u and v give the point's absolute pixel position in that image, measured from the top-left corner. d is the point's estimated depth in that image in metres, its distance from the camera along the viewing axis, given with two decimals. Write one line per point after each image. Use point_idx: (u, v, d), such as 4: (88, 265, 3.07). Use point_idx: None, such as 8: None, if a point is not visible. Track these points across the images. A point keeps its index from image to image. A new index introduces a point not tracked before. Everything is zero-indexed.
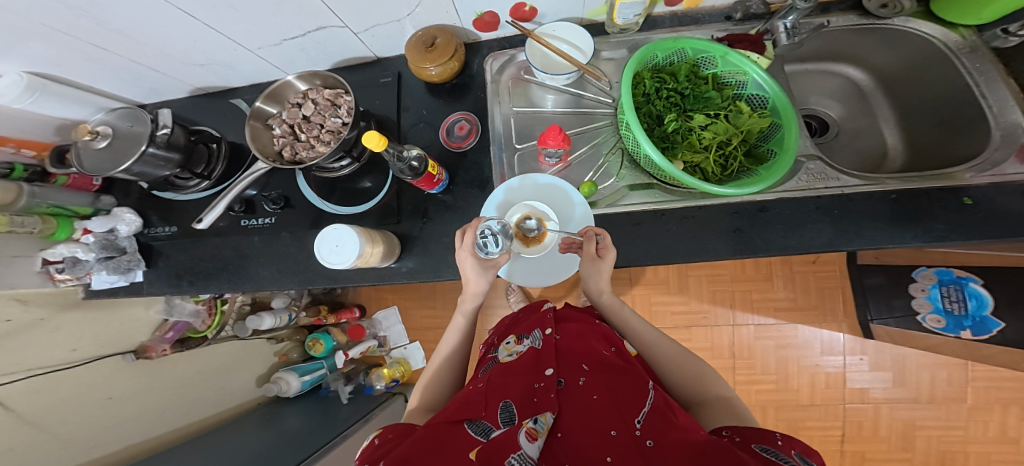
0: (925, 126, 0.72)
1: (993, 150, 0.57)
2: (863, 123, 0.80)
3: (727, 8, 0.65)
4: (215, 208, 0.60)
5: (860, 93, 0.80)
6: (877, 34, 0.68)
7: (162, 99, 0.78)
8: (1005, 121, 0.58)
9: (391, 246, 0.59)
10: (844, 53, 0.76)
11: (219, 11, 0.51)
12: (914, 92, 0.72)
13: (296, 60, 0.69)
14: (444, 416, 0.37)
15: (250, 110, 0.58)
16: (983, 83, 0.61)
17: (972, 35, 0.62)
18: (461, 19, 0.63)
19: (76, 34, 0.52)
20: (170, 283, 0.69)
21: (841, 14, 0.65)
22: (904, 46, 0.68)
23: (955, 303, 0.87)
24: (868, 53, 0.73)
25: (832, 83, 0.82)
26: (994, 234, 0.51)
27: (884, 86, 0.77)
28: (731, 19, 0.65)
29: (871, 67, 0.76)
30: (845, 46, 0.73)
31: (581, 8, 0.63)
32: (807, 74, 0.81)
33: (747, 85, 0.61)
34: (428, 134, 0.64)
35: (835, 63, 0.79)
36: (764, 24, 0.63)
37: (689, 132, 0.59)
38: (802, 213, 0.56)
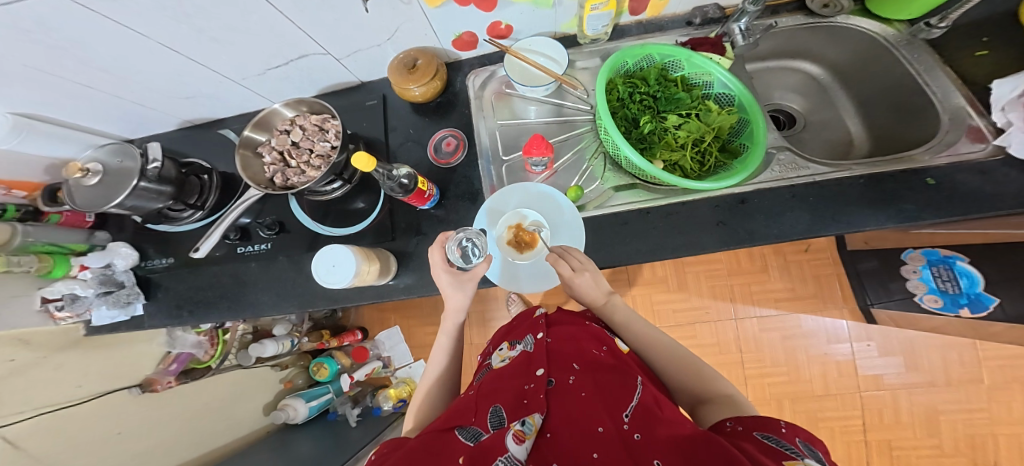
0: (882, 113, 0.74)
1: (945, 132, 0.60)
2: (828, 114, 0.82)
3: (687, 14, 0.69)
4: (211, 238, 0.63)
5: (820, 87, 0.82)
6: (826, 31, 0.72)
7: (151, 133, 0.80)
8: (950, 106, 0.62)
9: (387, 263, 0.60)
10: (802, 50, 0.79)
11: (200, 43, 0.55)
12: (868, 83, 0.75)
13: (283, 89, 0.72)
14: (436, 424, 0.38)
15: (239, 139, 0.60)
16: (923, 72, 0.65)
17: (905, 29, 0.67)
18: (441, 40, 0.66)
19: (60, 73, 0.55)
20: (171, 314, 0.70)
21: (790, 14, 0.69)
22: (852, 42, 0.72)
23: (948, 283, 0.88)
24: (824, 49, 0.76)
25: (794, 79, 0.84)
26: (965, 210, 0.53)
27: (841, 79, 0.80)
28: (692, 24, 0.69)
29: (827, 62, 0.79)
30: (802, 43, 0.76)
31: (553, 22, 0.66)
32: (770, 72, 0.84)
33: (712, 84, 0.64)
34: (416, 152, 0.66)
35: (795, 61, 0.82)
36: (722, 26, 0.67)
37: (664, 132, 0.61)
38: (780, 202, 0.57)
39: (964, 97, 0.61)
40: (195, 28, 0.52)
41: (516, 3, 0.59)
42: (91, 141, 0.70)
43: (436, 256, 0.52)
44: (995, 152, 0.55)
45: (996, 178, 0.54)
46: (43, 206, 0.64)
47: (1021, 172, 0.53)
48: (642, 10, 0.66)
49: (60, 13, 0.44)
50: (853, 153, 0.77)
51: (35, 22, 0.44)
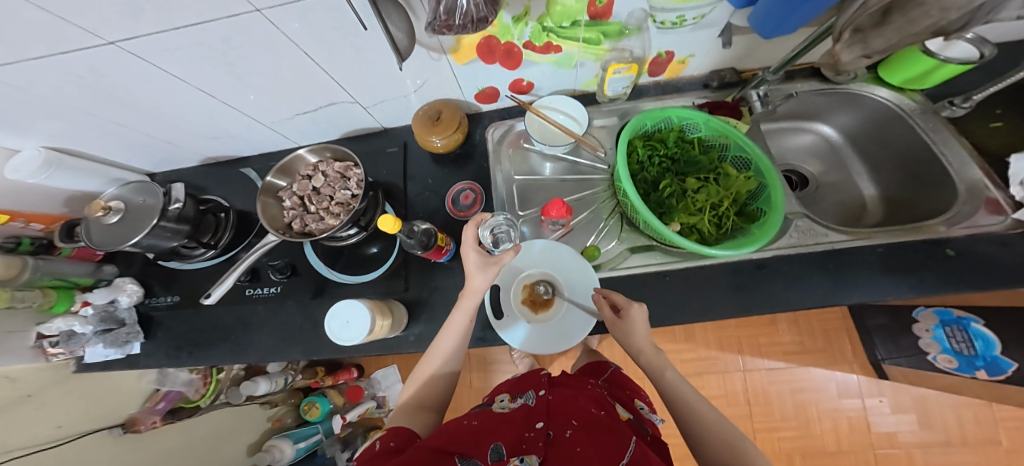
0: (898, 178, 0.75)
1: (961, 204, 0.61)
2: (840, 177, 0.82)
3: (704, 77, 0.73)
4: (225, 282, 0.59)
5: (832, 149, 0.83)
6: (838, 96, 0.74)
7: (173, 168, 0.80)
8: (968, 177, 0.63)
9: (398, 315, 0.59)
10: (814, 112, 0.80)
11: (236, 90, 0.57)
12: (883, 148, 0.76)
13: (308, 133, 0.73)
14: (436, 442, 0.40)
15: (261, 186, 0.60)
16: (938, 141, 0.66)
17: (919, 97, 0.70)
18: (464, 94, 0.68)
19: (97, 112, 0.58)
20: (169, 355, 0.68)
21: (803, 80, 0.72)
22: (865, 108, 0.74)
23: (963, 344, 0.87)
24: (837, 113, 0.78)
25: (807, 141, 0.84)
26: (988, 282, 0.53)
27: (852, 142, 0.81)
28: (709, 87, 0.73)
29: (840, 125, 0.80)
30: (816, 106, 0.78)
31: (575, 79, 0.69)
32: (784, 132, 0.84)
33: (729, 147, 0.66)
34: (434, 203, 0.67)
35: (807, 122, 0.83)
36: (739, 91, 0.70)
37: (683, 196, 0.61)
38: (800, 269, 0.57)
39: (979, 168, 0.63)
40: (236, 78, 0.55)
41: (540, 63, 0.63)
42: (113, 174, 0.71)
43: (469, 235, 0.50)
44: (1015, 224, 0.56)
45: (1017, 251, 0.54)
46: (57, 242, 0.61)
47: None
48: (661, 72, 0.70)
49: (114, 62, 0.48)
50: (867, 217, 0.77)
51: (87, 67, 0.48)
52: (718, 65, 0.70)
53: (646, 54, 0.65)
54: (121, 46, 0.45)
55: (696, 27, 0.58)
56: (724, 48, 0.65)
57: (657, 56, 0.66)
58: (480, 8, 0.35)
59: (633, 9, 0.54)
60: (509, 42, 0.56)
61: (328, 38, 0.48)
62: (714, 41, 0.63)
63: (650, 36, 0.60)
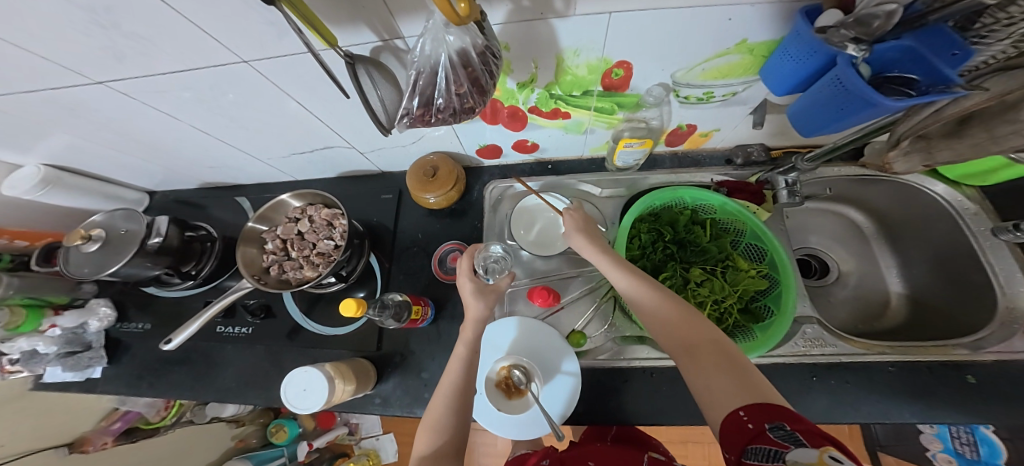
0: (932, 280, 0.63)
1: (993, 327, 0.54)
2: (863, 267, 0.70)
3: (727, 151, 0.65)
4: (187, 330, 0.52)
5: (861, 236, 0.72)
6: (880, 184, 0.64)
7: (172, 188, 0.78)
8: (1011, 295, 0.54)
9: (364, 373, 0.57)
10: (849, 196, 0.69)
11: (232, 130, 0.56)
12: (919, 244, 0.65)
13: (305, 171, 0.71)
14: None
15: (241, 235, 0.57)
16: (986, 248, 0.56)
17: (977, 195, 0.59)
18: (466, 148, 0.66)
19: (92, 139, 0.57)
20: (128, 384, 0.65)
21: (844, 164, 0.62)
22: (911, 202, 0.64)
23: (967, 446, 0.90)
24: (875, 200, 0.67)
25: (833, 224, 0.74)
26: (1006, 421, 0.48)
27: (889, 233, 0.69)
28: (732, 163, 0.64)
29: (876, 213, 0.69)
30: (847, 190, 0.67)
31: (583, 145, 0.66)
32: (810, 213, 0.73)
33: (744, 233, 0.61)
34: (421, 259, 0.65)
35: (835, 204, 0.72)
36: (765, 172, 0.61)
37: (684, 287, 0.57)
38: (798, 381, 0.54)
39: None
40: (230, 119, 0.53)
41: (546, 127, 0.60)
42: (109, 192, 0.69)
43: (463, 264, 0.52)
44: None
45: None
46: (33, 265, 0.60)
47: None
48: (680, 142, 0.63)
49: (107, 99, 0.47)
50: (890, 317, 0.66)
51: (76, 100, 0.47)
52: (745, 140, 0.62)
53: (666, 124, 0.57)
54: (109, 85, 0.44)
55: (724, 104, 0.51)
56: (756, 127, 0.57)
57: (677, 128, 0.58)
58: (464, 96, 0.32)
59: (652, 84, 0.48)
60: (513, 106, 0.54)
61: (322, 92, 0.46)
62: (744, 118, 0.55)
63: (671, 109, 0.54)
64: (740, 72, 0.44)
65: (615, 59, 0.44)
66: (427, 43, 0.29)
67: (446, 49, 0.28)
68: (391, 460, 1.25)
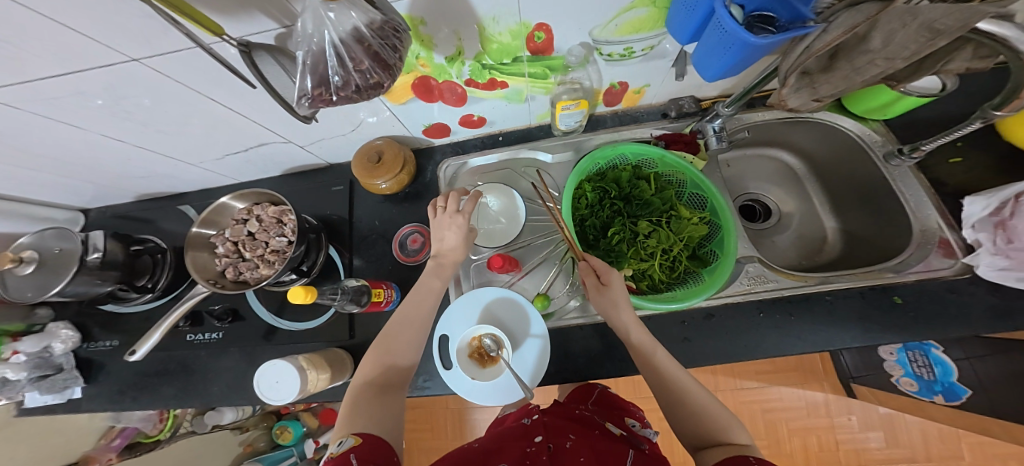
0: (861, 212, 0.66)
1: (911, 249, 0.57)
2: (803, 206, 0.73)
3: (662, 105, 0.66)
4: (151, 339, 0.53)
5: (794, 177, 0.74)
6: (800, 125, 0.66)
7: (108, 203, 0.77)
8: (923, 219, 0.57)
9: (340, 362, 0.60)
10: (774, 138, 0.71)
11: (149, 135, 0.55)
12: (845, 181, 0.68)
13: (247, 171, 0.71)
14: None
15: (187, 238, 0.57)
16: (897, 177, 0.60)
17: (881, 128, 0.62)
18: (410, 130, 0.65)
19: (10, 162, 0.56)
20: (108, 400, 0.67)
21: (765, 108, 0.63)
22: (831, 139, 0.66)
23: (924, 368, 0.94)
24: (802, 141, 0.69)
25: (769, 168, 0.76)
26: (929, 333, 0.52)
27: (818, 172, 0.72)
28: (667, 116, 0.66)
29: (804, 153, 0.72)
30: (775, 133, 0.69)
31: (528, 113, 0.66)
32: (743, 159, 0.75)
33: (686, 184, 0.63)
34: (380, 246, 0.66)
35: (768, 148, 0.74)
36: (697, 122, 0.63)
37: (633, 241, 0.59)
38: (745, 320, 0.57)
39: (935, 210, 0.57)
40: (142, 123, 0.52)
41: (486, 99, 0.60)
42: (33, 213, 0.69)
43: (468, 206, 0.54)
44: (963, 269, 0.53)
45: (963, 300, 0.52)
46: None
47: (988, 291, 0.52)
48: (617, 101, 0.64)
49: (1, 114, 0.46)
50: (829, 252, 0.69)
51: None
52: (676, 94, 0.63)
53: (598, 84, 0.59)
54: None
55: (645, 58, 0.52)
56: (679, 79, 0.58)
57: (610, 87, 0.60)
58: (368, 72, 0.32)
59: (573, 44, 0.49)
60: (448, 81, 0.53)
61: (234, 88, 0.46)
62: (668, 70, 0.55)
63: (599, 68, 0.55)
64: (649, 26, 0.45)
65: (533, 22, 0.44)
66: (308, 19, 0.28)
67: (329, 27, 0.28)
68: None
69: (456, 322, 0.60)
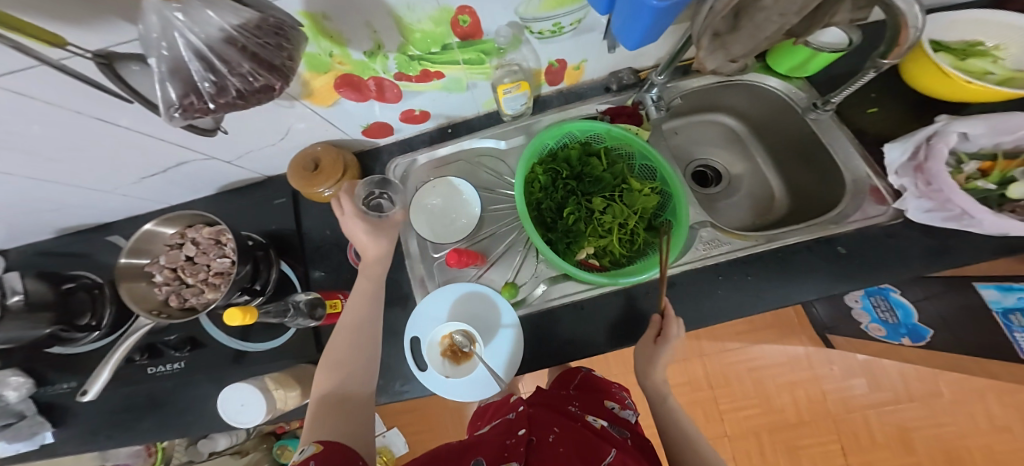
0: (801, 167, 0.66)
1: (847, 199, 0.57)
2: (748, 167, 0.73)
3: (604, 79, 0.64)
4: (99, 377, 0.52)
5: (735, 139, 0.74)
6: (732, 88, 0.65)
7: (26, 241, 0.74)
8: (852, 170, 0.58)
9: (302, 375, 0.60)
10: (712, 103, 0.70)
11: (39, 164, 0.51)
12: (782, 138, 0.68)
13: (171, 192, 0.68)
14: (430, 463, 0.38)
15: (114, 270, 0.53)
16: (823, 129, 0.60)
17: (805, 85, 0.62)
18: (349, 132, 0.63)
19: None
20: (75, 443, 0.66)
21: (697, 74, 0.63)
22: (765, 100, 0.66)
23: (887, 312, 0.96)
24: (738, 103, 0.69)
25: (711, 133, 0.75)
26: (874, 280, 0.52)
27: (756, 131, 0.72)
28: (610, 90, 0.64)
29: (745, 115, 0.71)
30: (713, 97, 0.68)
31: (474, 101, 0.65)
32: (688, 126, 0.73)
33: (634, 156, 0.62)
34: (333, 255, 0.65)
35: (706, 113, 0.73)
36: (638, 93, 0.62)
37: (590, 218, 0.59)
38: (701, 287, 0.57)
39: (863, 160, 0.58)
40: (27, 152, 0.48)
41: (424, 92, 0.58)
42: None
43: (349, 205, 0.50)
44: (896, 215, 0.54)
45: (901, 243, 0.53)
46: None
47: (922, 234, 0.53)
48: (559, 80, 0.63)
49: None
50: (776, 210, 0.70)
51: None
52: (614, 66, 0.62)
53: (537, 64, 0.57)
54: None
55: (577, 33, 0.51)
56: (612, 51, 0.57)
57: (549, 66, 0.58)
58: (251, 74, 0.29)
59: (501, 24, 0.47)
60: (375, 77, 0.51)
61: (117, 107, 0.43)
62: (599, 43, 0.54)
63: (534, 47, 0.53)
64: None
65: (454, 7, 0.42)
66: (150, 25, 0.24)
67: (182, 30, 0.24)
68: (403, 450, 1.37)
69: (425, 321, 0.60)
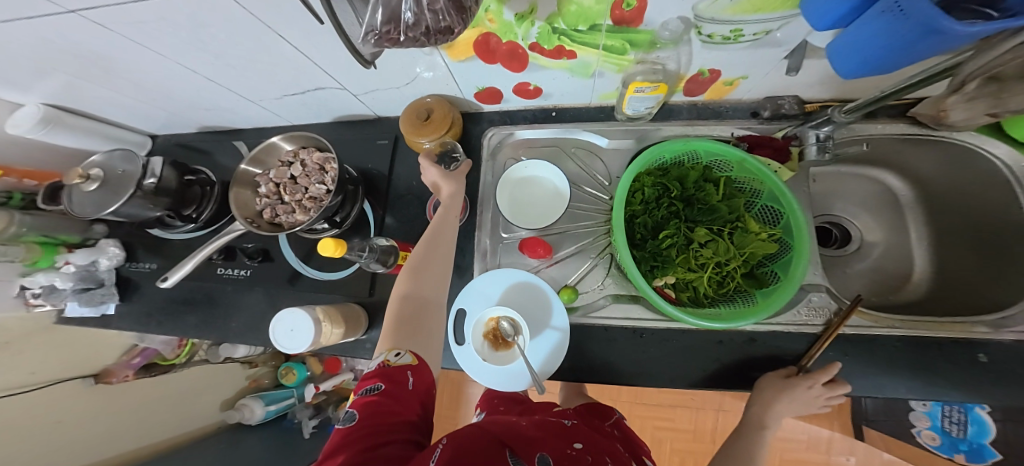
0: (962, 256, 0.58)
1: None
2: (892, 237, 0.65)
3: (754, 103, 0.59)
4: (183, 267, 0.54)
5: (895, 205, 0.65)
6: (924, 146, 0.56)
7: (173, 132, 0.78)
8: None
9: (356, 319, 0.58)
10: (884, 159, 0.62)
11: (220, 68, 0.53)
12: (955, 217, 0.59)
13: (299, 113, 0.68)
14: (491, 432, 0.36)
15: (235, 176, 0.58)
16: None
17: None
18: (463, 91, 0.61)
19: (94, 80, 0.56)
20: (138, 321, 0.69)
21: (890, 121, 0.55)
22: (960, 166, 0.56)
23: (954, 426, 0.88)
24: (918, 164, 0.59)
25: (866, 191, 0.67)
26: (1004, 399, 0.47)
27: (927, 203, 0.62)
28: (758, 116, 0.59)
29: (917, 179, 0.62)
30: (886, 152, 0.60)
31: (590, 91, 0.60)
32: (836, 177, 0.67)
33: (761, 194, 0.56)
34: (414, 207, 0.63)
35: (871, 168, 0.65)
36: (794, 126, 0.56)
37: (686, 247, 0.54)
38: (796, 352, 0.53)
39: None
40: (212, 55, 0.49)
41: (549, 68, 0.54)
42: (109, 134, 0.70)
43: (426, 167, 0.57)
44: None
45: None
46: (39, 204, 0.60)
47: None
48: (700, 91, 0.57)
49: (90, 31, 0.44)
50: (908, 292, 0.61)
51: (58, 33, 0.43)
52: (776, 92, 0.56)
53: (684, 69, 0.51)
54: (84, 15, 0.40)
55: (753, 44, 0.44)
56: (789, 74, 0.50)
57: (697, 73, 0.52)
58: (441, 13, 0.27)
59: (670, 17, 0.41)
60: (511, 42, 0.47)
61: (317, 36, 0.44)
62: (778, 63, 0.48)
63: (691, 49, 0.47)
64: (777, 6, 0.36)
65: None
66: None
67: None
68: None
69: (480, 296, 0.57)
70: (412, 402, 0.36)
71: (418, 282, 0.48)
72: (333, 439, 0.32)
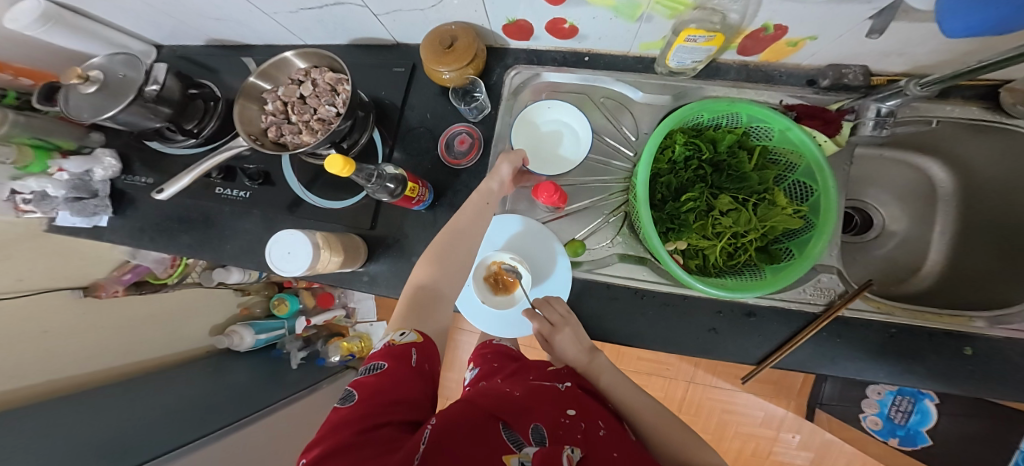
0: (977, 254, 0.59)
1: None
2: (914, 229, 0.65)
3: (813, 70, 0.55)
4: (180, 181, 0.53)
5: (931, 197, 0.64)
6: (987, 135, 0.53)
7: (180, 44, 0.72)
8: None
9: (354, 251, 0.57)
10: (934, 147, 0.60)
11: None
12: (988, 215, 0.58)
13: (312, 32, 0.62)
14: (489, 403, 0.37)
15: (241, 87, 0.54)
16: None
17: None
18: (491, 22, 0.56)
19: None
20: (132, 235, 0.68)
21: (962, 103, 0.52)
22: (1012, 160, 0.54)
23: (900, 413, 0.95)
24: (970, 154, 0.57)
25: (905, 179, 0.66)
26: (976, 390, 0.50)
27: (963, 198, 0.61)
28: (814, 85, 0.55)
29: (961, 172, 0.60)
30: (939, 139, 0.57)
31: (633, 39, 0.55)
32: (875, 160, 0.66)
33: (795, 169, 0.54)
34: (425, 142, 0.61)
35: (917, 155, 0.63)
36: (854, 99, 0.53)
37: (705, 213, 0.54)
38: (787, 329, 0.54)
39: None
40: None
41: (592, 5, 0.47)
42: (110, 38, 0.64)
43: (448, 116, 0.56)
44: None
45: None
46: (35, 104, 0.55)
47: None
48: (756, 51, 0.53)
49: None
50: (913, 284, 0.63)
51: None
52: (842, 59, 0.52)
53: (746, 23, 0.46)
54: None
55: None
56: (868, 37, 0.45)
57: (760, 29, 0.47)
58: None
59: None
60: None
61: None
62: (859, 24, 0.42)
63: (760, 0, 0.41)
64: None
65: None
66: None
67: None
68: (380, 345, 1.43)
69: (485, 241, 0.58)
70: (412, 380, 0.36)
71: (435, 273, 0.47)
72: (331, 420, 0.32)
